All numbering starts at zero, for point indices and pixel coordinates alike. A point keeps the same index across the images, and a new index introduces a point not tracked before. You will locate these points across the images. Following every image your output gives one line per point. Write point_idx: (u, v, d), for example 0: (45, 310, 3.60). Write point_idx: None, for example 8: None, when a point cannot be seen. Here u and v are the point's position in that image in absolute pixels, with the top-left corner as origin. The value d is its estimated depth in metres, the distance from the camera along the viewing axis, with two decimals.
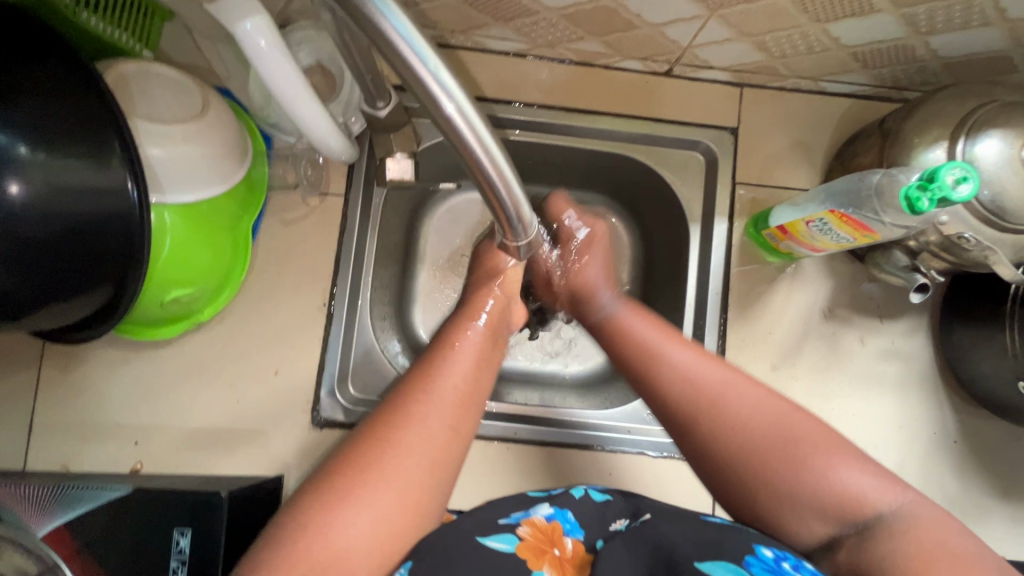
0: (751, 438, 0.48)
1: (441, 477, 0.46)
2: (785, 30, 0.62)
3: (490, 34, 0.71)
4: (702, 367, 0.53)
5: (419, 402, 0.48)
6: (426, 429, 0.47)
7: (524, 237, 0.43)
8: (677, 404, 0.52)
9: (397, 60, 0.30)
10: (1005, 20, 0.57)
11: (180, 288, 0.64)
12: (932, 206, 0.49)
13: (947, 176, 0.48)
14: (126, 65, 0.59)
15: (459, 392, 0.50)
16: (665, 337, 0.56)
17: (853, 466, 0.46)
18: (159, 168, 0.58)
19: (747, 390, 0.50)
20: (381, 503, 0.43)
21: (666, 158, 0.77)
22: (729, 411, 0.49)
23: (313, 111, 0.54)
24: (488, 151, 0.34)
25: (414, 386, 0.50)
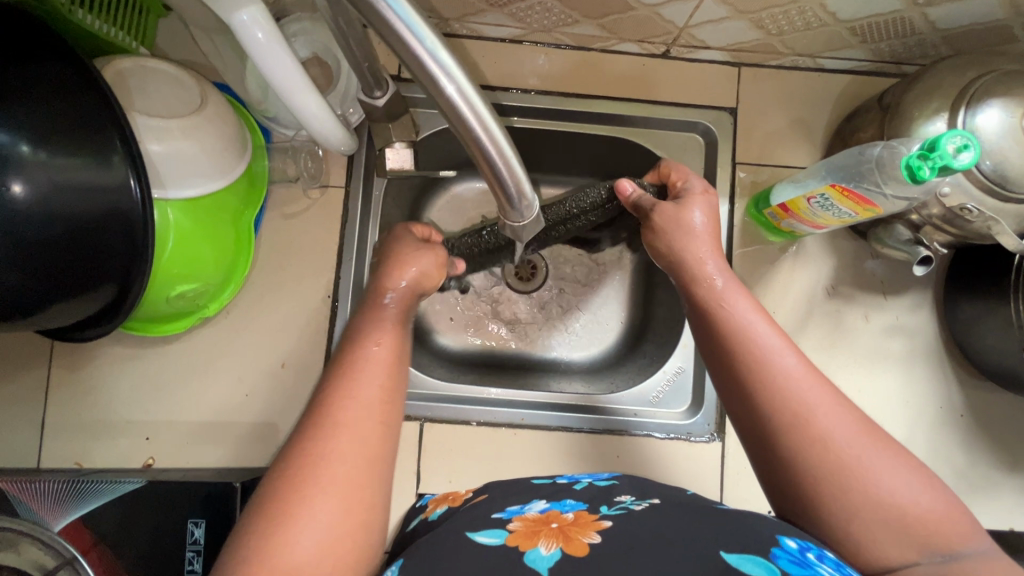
0: (838, 453, 0.44)
1: (382, 474, 0.45)
2: (782, 6, 0.61)
3: (485, 21, 0.71)
4: (806, 375, 0.48)
5: (340, 406, 0.46)
6: (354, 430, 0.45)
7: (525, 218, 0.43)
8: (768, 408, 0.47)
9: (397, 43, 0.30)
10: None
11: (186, 283, 0.65)
12: (934, 175, 0.48)
13: (948, 145, 0.48)
14: (123, 60, 0.59)
15: (380, 387, 0.48)
16: (766, 334, 0.50)
17: (927, 493, 0.43)
18: (159, 164, 0.58)
19: (840, 405, 0.46)
20: (327, 510, 0.41)
21: (665, 141, 0.77)
22: (824, 425, 0.45)
23: (311, 103, 0.54)
24: (490, 133, 0.34)
25: (334, 390, 0.47)
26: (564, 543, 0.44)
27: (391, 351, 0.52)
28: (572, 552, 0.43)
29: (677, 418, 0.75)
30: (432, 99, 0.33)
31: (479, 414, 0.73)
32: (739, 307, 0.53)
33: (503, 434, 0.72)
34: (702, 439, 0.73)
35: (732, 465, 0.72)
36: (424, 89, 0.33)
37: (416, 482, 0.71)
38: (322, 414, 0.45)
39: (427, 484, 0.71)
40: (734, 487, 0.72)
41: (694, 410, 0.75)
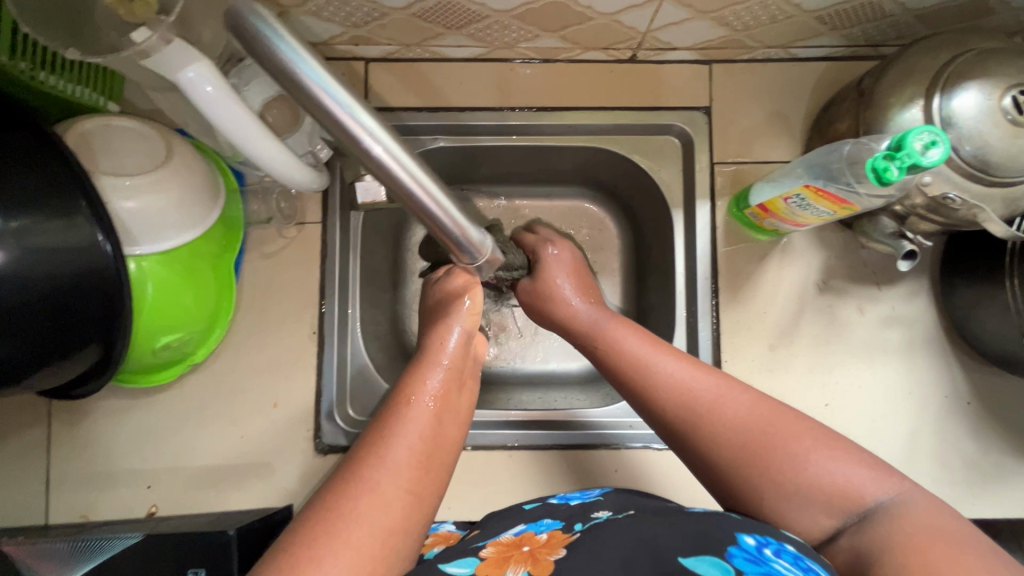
0: (731, 430, 0.48)
1: (403, 546, 0.43)
2: (743, 2, 0.60)
3: (446, 43, 0.70)
4: (688, 373, 0.53)
5: (376, 466, 0.46)
6: (383, 494, 0.44)
7: (479, 258, 0.43)
8: (672, 415, 0.51)
9: (317, 108, 0.32)
10: None
11: (171, 334, 0.65)
12: (902, 175, 0.47)
13: (915, 142, 0.46)
14: (85, 121, 0.60)
15: (418, 453, 0.48)
16: (642, 343, 0.57)
17: (836, 460, 0.44)
18: (129, 221, 0.59)
19: (726, 390, 0.50)
20: (347, 569, 0.39)
21: (639, 146, 0.75)
22: (714, 410, 0.49)
23: (270, 148, 0.54)
24: (419, 179, 0.35)
25: (378, 446, 0.48)
26: (531, 565, 0.43)
27: (442, 394, 0.54)
28: (538, 571, 0.42)
29: None
30: (360, 159, 0.35)
31: (473, 437, 0.72)
32: (626, 334, 0.59)
33: (498, 456, 0.72)
34: None
35: None
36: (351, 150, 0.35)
37: None
38: (362, 466, 0.46)
39: None
40: None
41: None
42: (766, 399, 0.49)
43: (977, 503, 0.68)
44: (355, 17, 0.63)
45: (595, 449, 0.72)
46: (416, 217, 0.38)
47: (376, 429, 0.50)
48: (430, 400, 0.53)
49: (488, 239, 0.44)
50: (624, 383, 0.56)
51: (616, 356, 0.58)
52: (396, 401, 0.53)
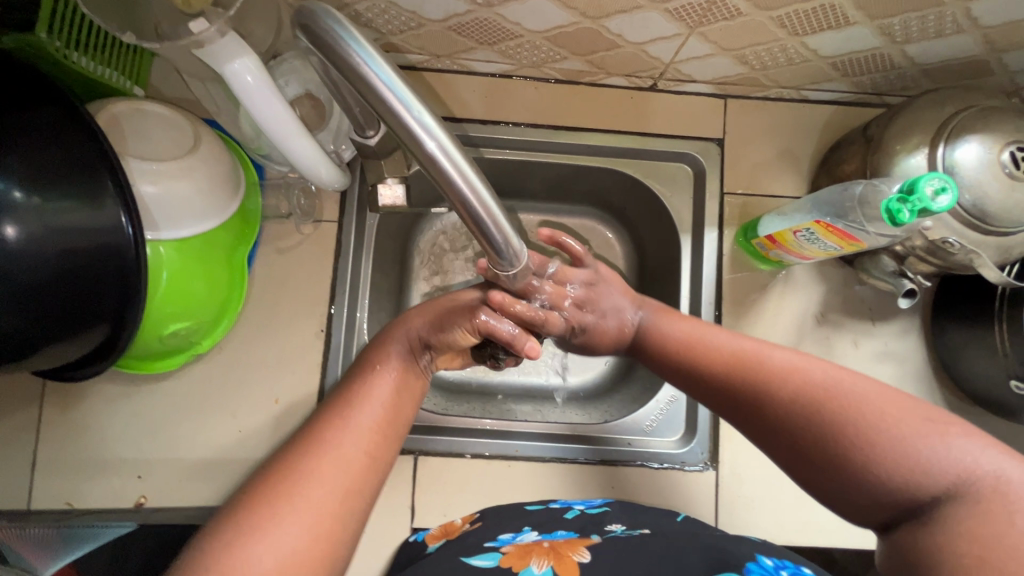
0: (810, 403, 0.45)
1: (356, 505, 0.45)
2: (764, 44, 0.63)
3: (476, 57, 0.72)
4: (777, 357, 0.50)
5: (336, 429, 0.47)
6: (337, 457, 0.45)
7: (515, 264, 0.44)
8: (752, 391, 0.48)
9: (379, 104, 0.33)
10: (978, 27, 0.57)
11: (180, 321, 0.65)
12: (913, 218, 0.49)
13: (926, 187, 0.48)
14: (117, 104, 0.60)
15: (378, 421, 0.49)
16: (715, 331, 0.55)
17: (923, 420, 0.41)
18: (153, 205, 0.59)
19: (825, 371, 0.47)
20: (297, 529, 0.41)
21: (653, 171, 0.78)
22: (796, 387, 0.46)
23: (302, 145, 0.55)
24: (470, 182, 0.36)
25: (332, 420, 0.48)
26: (554, 562, 0.49)
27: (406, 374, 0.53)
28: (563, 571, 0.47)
29: (671, 446, 0.74)
30: (414, 157, 0.35)
31: (474, 446, 0.72)
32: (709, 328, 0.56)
33: (497, 466, 0.72)
34: (695, 468, 0.73)
35: (728, 492, 0.72)
36: (407, 148, 0.35)
37: (410, 517, 0.70)
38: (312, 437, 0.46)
39: (422, 518, 0.70)
40: (729, 516, 0.72)
41: (688, 438, 0.74)
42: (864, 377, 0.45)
43: None
44: (392, 25, 0.65)
45: (594, 464, 0.73)
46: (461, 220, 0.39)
47: (336, 401, 0.50)
48: (389, 373, 0.52)
49: (524, 247, 0.44)
50: (698, 368, 0.53)
51: (684, 343, 0.56)
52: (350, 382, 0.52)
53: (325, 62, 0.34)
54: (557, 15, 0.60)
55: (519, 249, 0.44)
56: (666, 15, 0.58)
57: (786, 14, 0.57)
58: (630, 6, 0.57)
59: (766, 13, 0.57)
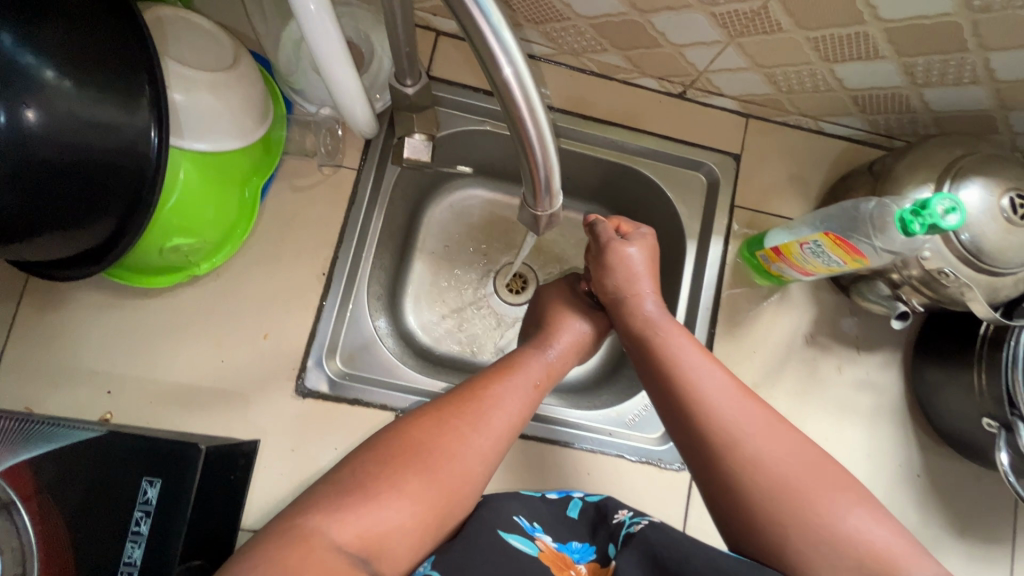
0: (740, 443, 0.51)
1: (482, 474, 0.52)
2: (796, 66, 0.66)
3: (519, 34, 0.74)
4: (737, 400, 0.54)
5: (488, 401, 0.55)
6: (489, 429, 0.53)
7: (551, 200, 0.49)
8: (691, 407, 0.55)
9: (465, 17, 0.35)
10: (993, 81, 0.61)
11: (184, 237, 0.63)
12: (923, 231, 0.52)
13: (938, 206, 0.51)
14: (162, 9, 0.60)
15: (519, 408, 0.56)
16: (698, 356, 0.58)
17: (829, 488, 0.49)
18: (181, 116, 0.58)
19: (770, 430, 0.52)
20: (430, 487, 0.48)
21: (670, 175, 0.80)
22: (732, 422, 0.53)
23: (344, 77, 0.57)
24: (531, 108, 0.40)
25: (477, 393, 0.56)
26: None
27: (536, 389, 0.60)
28: None
29: (651, 443, 0.75)
30: (489, 78, 0.38)
31: None
32: (677, 334, 0.61)
33: None
34: (672, 467, 0.73)
35: (699, 496, 0.72)
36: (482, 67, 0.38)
37: None
38: (444, 418, 0.52)
39: None
40: (697, 520, 0.72)
41: (667, 437, 0.75)
42: (802, 449, 0.51)
43: None
44: None
45: (573, 449, 0.72)
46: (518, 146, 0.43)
47: (458, 397, 0.55)
48: (523, 376, 0.59)
49: (560, 186, 0.49)
50: (675, 385, 0.57)
51: (664, 356, 0.59)
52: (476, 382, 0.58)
53: None
54: (608, 3, 0.63)
55: (556, 186, 0.48)
56: (711, 20, 0.61)
57: (822, 38, 0.60)
58: (678, 4, 0.60)
59: (803, 33, 0.60)
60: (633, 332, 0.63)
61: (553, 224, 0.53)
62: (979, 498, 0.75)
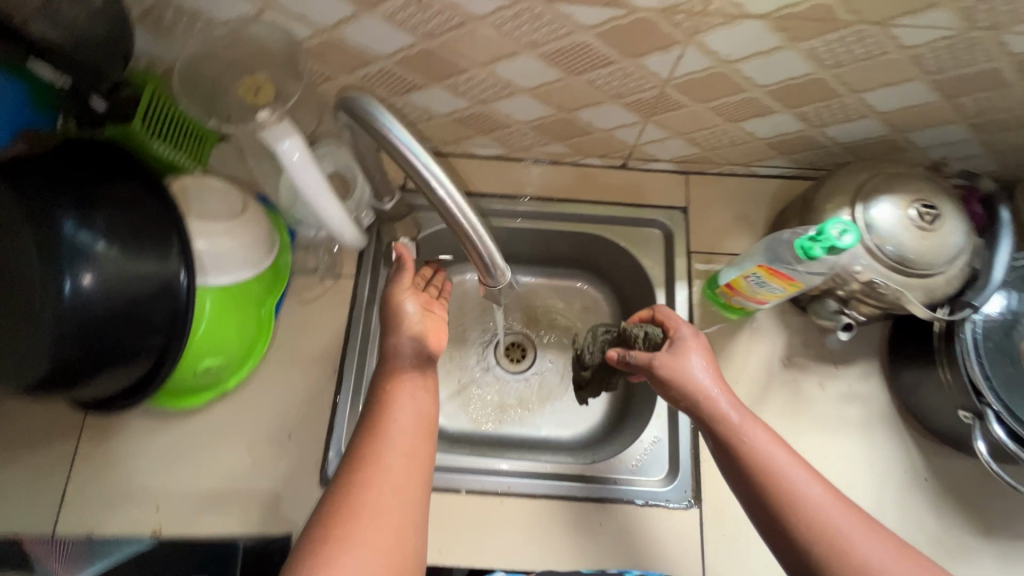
0: (840, 549, 0.54)
1: (415, 496, 0.55)
2: (708, 129, 0.77)
3: (475, 143, 0.87)
4: (832, 505, 0.56)
5: (379, 441, 0.57)
6: (388, 464, 0.55)
7: (499, 276, 0.60)
8: (782, 511, 0.57)
9: (400, 159, 0.50)
10: (877, 113, 0.71)
11: (212, 358, 0.74)
12: (824, 252, 0.61)
13: (832, 230, 0.61)
14: (185, 178, 0.74)
15: (412, 425, 0.59)
16: (786, 458, 0.59)
17: None
18: (205, 259, 0.71)
19: (865, 535, 0.54)
20: (371, 542, 0.51)
21: (628, 235, 0.90)
22: (833, 532, 0.54)
23: (331, 207, 0.70)
24: (462, 211, 0.52)
25: (370, 438, 0.58)
26: None
27: (411, 400, 0.61)
28: None
29: (656, 485, 0.78)
30: (428, 199, 0.52)
31: (468, 483, 0.76)
32: (760, 432, 0.62)
33: (489, 501, 0.75)
34: (680, 505, 0.76)
35: (713, 531, 0.74)
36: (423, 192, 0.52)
37: None
38: (357, 476, 0.54)
39: None
40: (713, 556, 0.73)
41: (671, 477, 0.78)
42: (897, 549, 0.53)
43: None
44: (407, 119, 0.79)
45: (583, 501, 0.76)
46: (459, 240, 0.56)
47: (356, 455, 0.56)
48: (404, 394, 0.62)
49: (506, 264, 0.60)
50: (767, 489, 0.58)
51: (753, 460, 0.60)
52: (368, 422, 0.60)
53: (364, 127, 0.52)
54: (538, 109, 0.75)
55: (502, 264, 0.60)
56: (624, 108, 0.73)
57: (720, 105, 0.71)
58: (594, 102, 0.72)
59: (702, 105, 0.71)
60: (711, 431, 0.63)
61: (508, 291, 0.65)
62: (996, 493, 0.75)
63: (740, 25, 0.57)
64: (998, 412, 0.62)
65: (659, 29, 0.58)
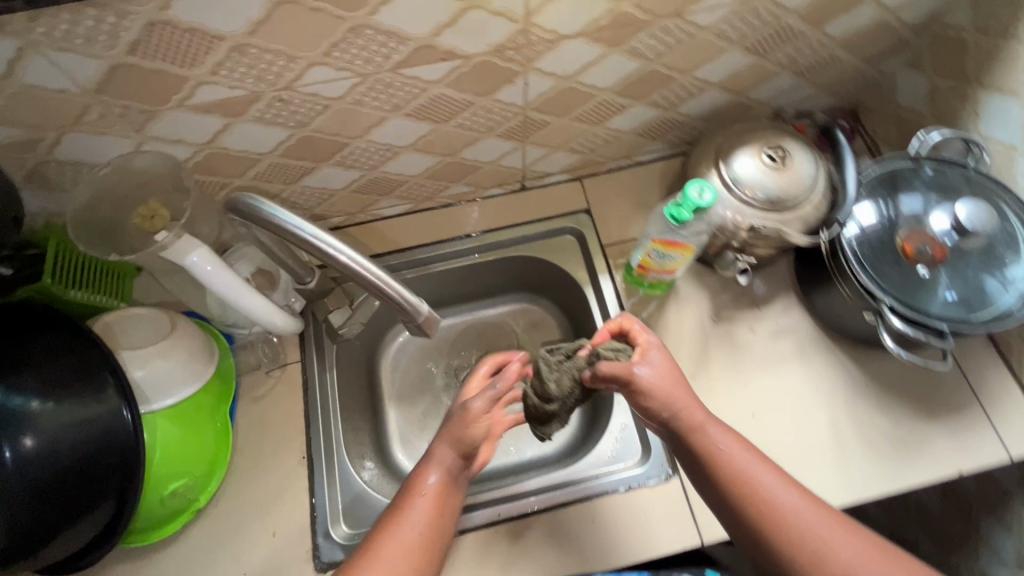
0: (818, 556, 0.59)
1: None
2: (580, 135, 0.85)
3: (381, 206, 0.91)
4: (811, 513, 0.61)
5: (393, 522, 0.62)
6: (397, 544, 0.60)
7: (419, 313, 0.60)
8: (765, 526, 0.61)
9: (294, 240, 0.53)
10: (713, 84, 0.80)
11: (177, 480, 0.74)
12: (691, 213, 0.68)
13: (692, 193, 0.69)
14: (109, 314, 0.75)
15: (432, 507, 0.63)
16: (768, 475, 0.63)
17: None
18: (144, 386, 0.72)
19: (840, 537, 0.60)
20: None
21: (545, 248, 0.96)
22: (811, 539, 0.60)
23: (254, 302, 0.72)
24: (362, 265, 0.55)
25: (388, 519, 0.62)
26: None
27: (438, 486, 0.64)
28: None
29: (634, 468, 0.81)
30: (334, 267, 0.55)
31: (458, 523, 0.77)
32: (742, 452, 0.65)
33: (485, 534, 0.76)
34: (661, 480, 0.79)
35: (698, 494, 0.77)
36: (329, 263, 0.55)
37: None
38: (365, 556, 0.59)
39: None
40: (706, 517, 0.76)
41: (646, 456, 0.82)
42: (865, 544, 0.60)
43: (908, 470, 0.77)
44: (309, 202, 0.84)
45: (571, 504, 0.78)
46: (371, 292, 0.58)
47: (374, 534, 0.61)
48: (434, 474, 0.65)
49: (423, 299, 0.61)
50: (749, 508, 0.62)
51: (737, 482, 0.63)
52: (396, 499, 0.64)
53: (251, 218, 0.54)
54: (425, 160, 0.81)
55: (418, 301, 0.60)
56: (499, 139, 0.80)
57: (580, 114, 0.79)
58: (471, 140, 0.79)
59: (565, 118, 0.79)
60: (697, 456, 0.66)
61: (440, 325, 0.65)
62: (929, 379, 0.82)
63: (563, 45, 0.65)
64: (891, 305, 0.70)
65: (499, 66, 0.66)
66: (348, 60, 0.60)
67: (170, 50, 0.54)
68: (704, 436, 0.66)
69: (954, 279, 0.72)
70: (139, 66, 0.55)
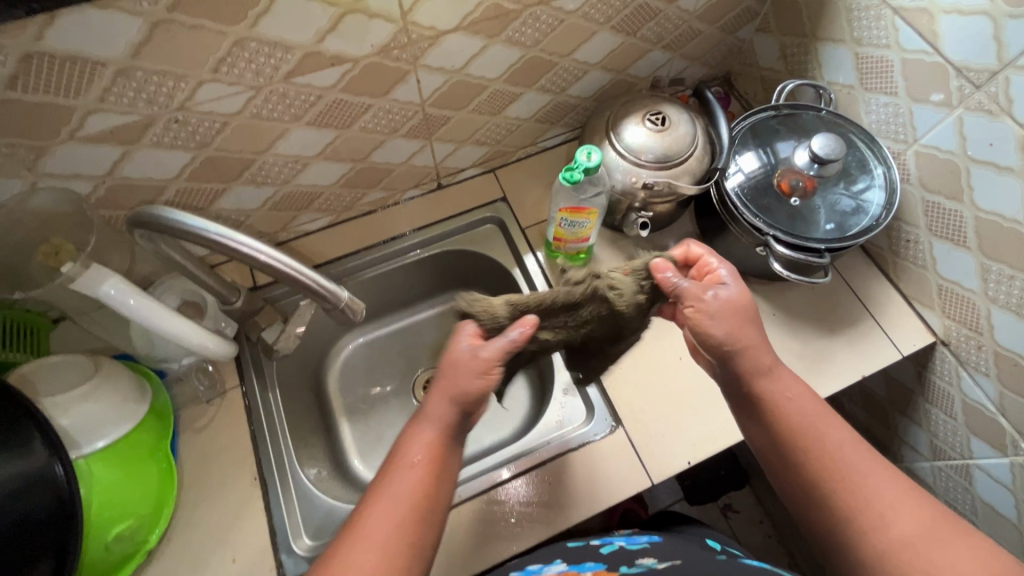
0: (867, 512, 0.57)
1: (406, 551, 0.55)
2: (482, 127, 0.90)
3: (303, 222, 0.92)
4: (871, 472, 0.59)
5: (380, 490, 0.59)
6: (382, 508, 0.57)
7: (336, 296, 0.64)
8: (818, 470, 0.60)
9: (205, 241, 0.56)
10: (593, 65, 0.88)
11: (123, 523, 0.71)
12: (581, 175, 0.76)
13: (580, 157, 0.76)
14: (23, 366, 0.72)
15: (418, 470, 0.60)
16: (832, 429, 0.62)
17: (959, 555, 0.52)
18: (72, 432, 0.68)
19: (902, 499, 0.57)
20: None
21: (470, 239, 1.00)
22: (865, 496, 0.57)
23: (180, 326, 0.70)
24: (269, 254, 0.57)
25: (378, 486, 0.60)
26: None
27: (427, 451, 0.61)
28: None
29: (581, 427, 0.85)
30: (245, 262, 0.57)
31: None
32: (808, 402, 0.64)
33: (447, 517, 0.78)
34: (607, 432, 0.83)
35: (641, 439, 0.83)
36: (238, 259, 0.58)
37: None
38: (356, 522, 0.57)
39: None
40: (652, 458, 0.81)
41: (590, 415, 0.86)
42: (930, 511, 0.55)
43: (820, 383, 0.85)
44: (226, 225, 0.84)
45: (527, 471, 0.81)
46: (286, 281, 0.60)
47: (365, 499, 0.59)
48: (424, 435, 0.63)
49: (339, 285, 0.65)
50: (802, 453, 0.61)
51: (794, 428, 0.62)
52: (388, 463, 0.62)
53: (161, 227, 0.56)
54: (337, 168, 0.84)
55: (334, 287, 0.64)
56: (405, 138, 0.84)
57: (477, 105, 0.84)
58: (378, 142, 0.82)
59: (464, 111, 0.84)
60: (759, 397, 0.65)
61: (359, 307, 0.67)
62: (826, 300, 0.91)
63: (444, 40, 0.71)
64: (773, 235, 0.79)
65: (387, 66, 0.70)
66: (238, 73, 0.63)
67: (50, 81, 0.55)
68: (769, 374, 0.64)
69: (824, 206, 0.82)
70: (21, 101, 0.56)
